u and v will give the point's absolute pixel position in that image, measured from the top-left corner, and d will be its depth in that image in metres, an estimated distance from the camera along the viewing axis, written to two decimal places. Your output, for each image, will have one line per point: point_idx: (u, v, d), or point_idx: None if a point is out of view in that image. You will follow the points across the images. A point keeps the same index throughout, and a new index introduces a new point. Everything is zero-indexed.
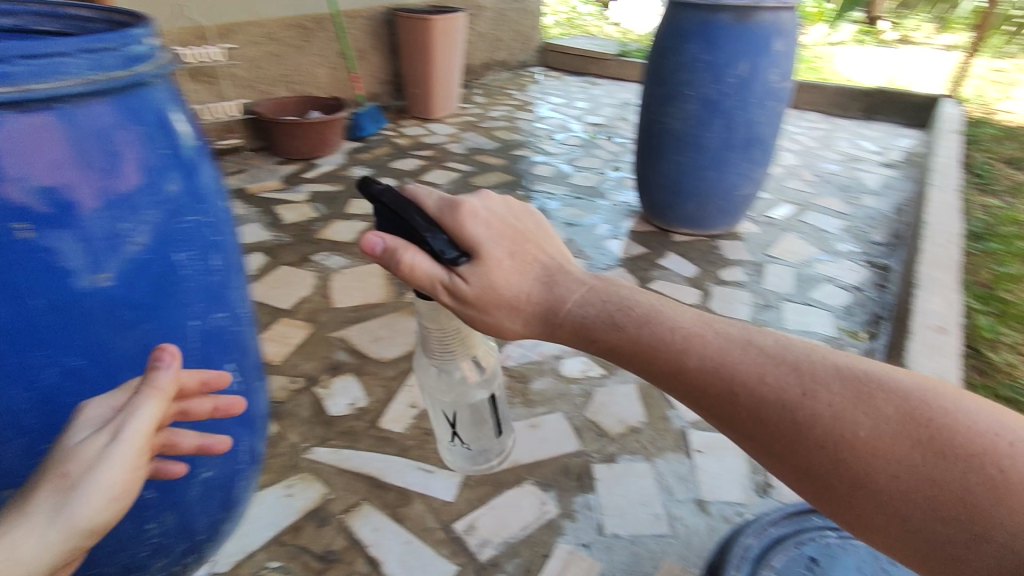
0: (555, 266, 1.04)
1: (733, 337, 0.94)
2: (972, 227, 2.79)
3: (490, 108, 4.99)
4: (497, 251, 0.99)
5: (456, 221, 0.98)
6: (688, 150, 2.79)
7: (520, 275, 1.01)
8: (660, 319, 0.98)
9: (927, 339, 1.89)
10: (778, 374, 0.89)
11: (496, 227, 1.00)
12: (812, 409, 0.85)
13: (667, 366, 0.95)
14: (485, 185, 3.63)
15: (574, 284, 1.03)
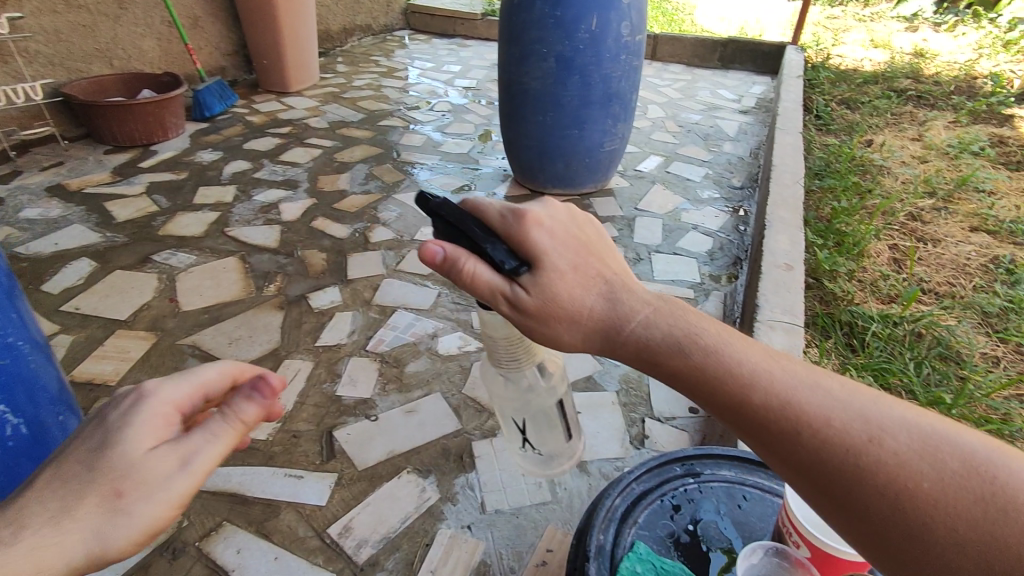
0: (621, 284, 0.90)
1: (794, 375, 0.79)
2: (814, 166, 3.00)
3: (354, 77, 4.70)
4: (561, 262, 0.88)
5: (524, 229, 0.89)
6: (548, 110, 2.76)
7: (581, 292, 0.89)
8: (717, 345, 0.83)
9: (775, 276, 2.00)
10: (838, 407, 0.74)
11: (562, 239, 0.90)
12: (871, 447, 0.71)
13: (717, 394, 0.80)
14: (352, 160, 3.41)
15: (637, 308, 0.88)
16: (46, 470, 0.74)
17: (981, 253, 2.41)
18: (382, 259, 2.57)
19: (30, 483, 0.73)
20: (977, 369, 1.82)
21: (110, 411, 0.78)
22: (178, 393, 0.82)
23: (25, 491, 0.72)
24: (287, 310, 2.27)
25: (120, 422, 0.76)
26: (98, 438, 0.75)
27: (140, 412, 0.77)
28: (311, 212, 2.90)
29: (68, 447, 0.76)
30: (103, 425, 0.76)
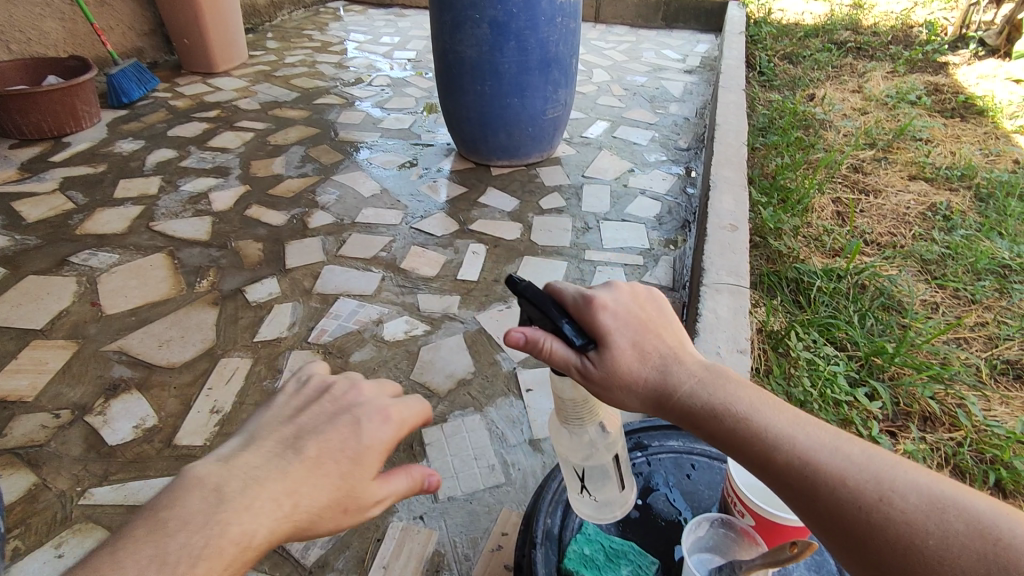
0: (671, 350, 0.85)
1: (819, 436, 0.74)
2: (758, 123, 2.99)
3: (285, 53, 4.46)
4: (619, 333, 0.84)
5: (590, 304, 0.85)
6: (487, 79, 2.66)
7: (638, 362, 0.83)
8: (748, 407, 0.78)
9: (721, 237, 1.98)
10: (853, 467, 0.70)
11: (623, 315, 0.86)
12: (881, 507, 0.67)
13: (744, 454, 0.77)
14: (287, 142, 3.24)
15: (681, 373, 0.83)
16: (300, 441, 0.76)
17: (919, 201, 2.44)
18: (322, 245, 2.46)
19: (284, 446, 0.75)
20: (918, 316, 1.85)
21: (368, 416, 0.80)
22: (412, 419, 0.84)
23: (278, 455, 0.74)
24: (222, 305, 2.15)
25: (371, 440, 0.79)
26: (350, 443, 0.77)
27: (384, 434, 0.80)
28: (245, 199, 2.75)
29: (320, 427, 0.78)
30: (357, 431, 0.78)
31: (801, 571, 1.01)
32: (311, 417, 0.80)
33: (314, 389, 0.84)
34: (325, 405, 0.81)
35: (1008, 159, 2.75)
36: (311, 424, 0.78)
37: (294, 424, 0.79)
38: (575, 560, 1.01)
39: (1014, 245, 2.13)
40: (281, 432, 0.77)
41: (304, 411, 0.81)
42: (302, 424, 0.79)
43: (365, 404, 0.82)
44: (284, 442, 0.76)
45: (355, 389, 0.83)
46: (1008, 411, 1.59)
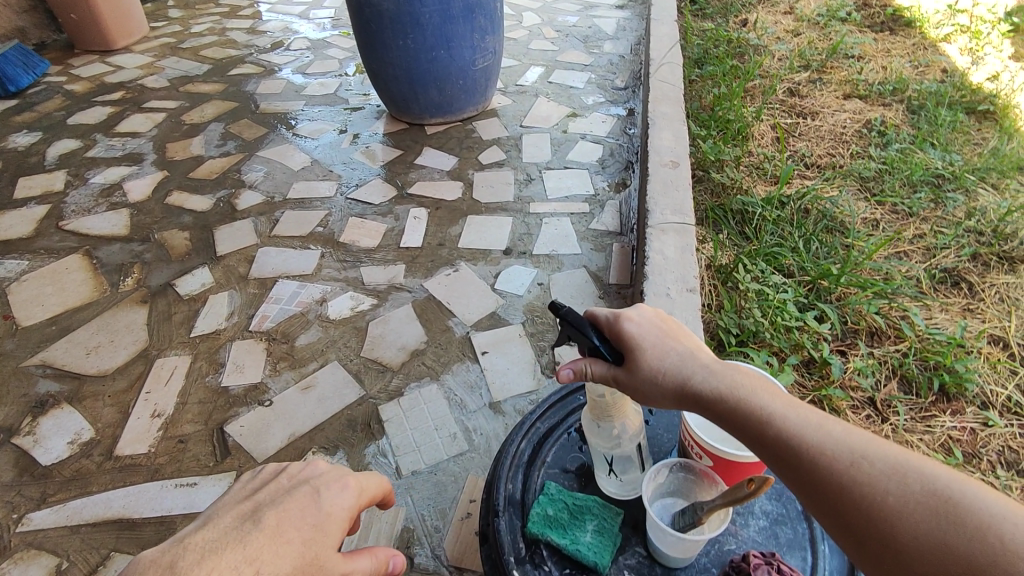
0: (686, 348, 0.85)
1: (806, 414, 0.73)
2: (693, 54, 2.92)
3: (191, 21, 4.12)
4: (642, 338, 0.86)
5: (618, 320, 0.89)
6: (409, 32, 2.49)
7: (662, 362, 0.84)
8: (749, 390, 0.77)
9: (662, 175, 1.94)
10: (833, 439, 0.69)
11: (648, 327, 0.88)
12: (852, 472, 0.66)
13: (739, 432, 0.76)
14: (203, 120, 3.01)
15: (696, 367, 0.82)
16: (259, 513, 0.69)
17: (855, 119, 2.45)
18: (253, 226, 2.31)
19: (240, 520, 0.68)
20: (860, 236, 1.86)
21: (327, 484, 0.76)
22: (371, 490, 0.81)
23: (235, 528, 0.66)
24: (151, 302, 2.01)
25: (333, 507, 0.74)
26: (311, 511, 0.71)
27: (346, 501, 0.75)
28: (164, 186, 2.56)
29: (278, 499, 0.72)
30: (317, 498, 0.73)
31: (762, 502, 1.01)
32: (268, 494, 0.73)
33: (270, 472, 0.79)
34: (280, 481, 0.76)
35: (936, 68, 2.77)
36: (269, 498, 0.72)
37: (250, 502, 0.72)
38: (539, 523, 0.98)
39: (946, 154, 2.17)
40: (236, 510, 0.70)
41: (260, 490, 0.75)
42: (260, 500, 0.72)
43: (325, 477, 0.77)
44: (240, 518, 0.68)
45: (310, 463, 0.79)
46: (948, 317, 1.63)
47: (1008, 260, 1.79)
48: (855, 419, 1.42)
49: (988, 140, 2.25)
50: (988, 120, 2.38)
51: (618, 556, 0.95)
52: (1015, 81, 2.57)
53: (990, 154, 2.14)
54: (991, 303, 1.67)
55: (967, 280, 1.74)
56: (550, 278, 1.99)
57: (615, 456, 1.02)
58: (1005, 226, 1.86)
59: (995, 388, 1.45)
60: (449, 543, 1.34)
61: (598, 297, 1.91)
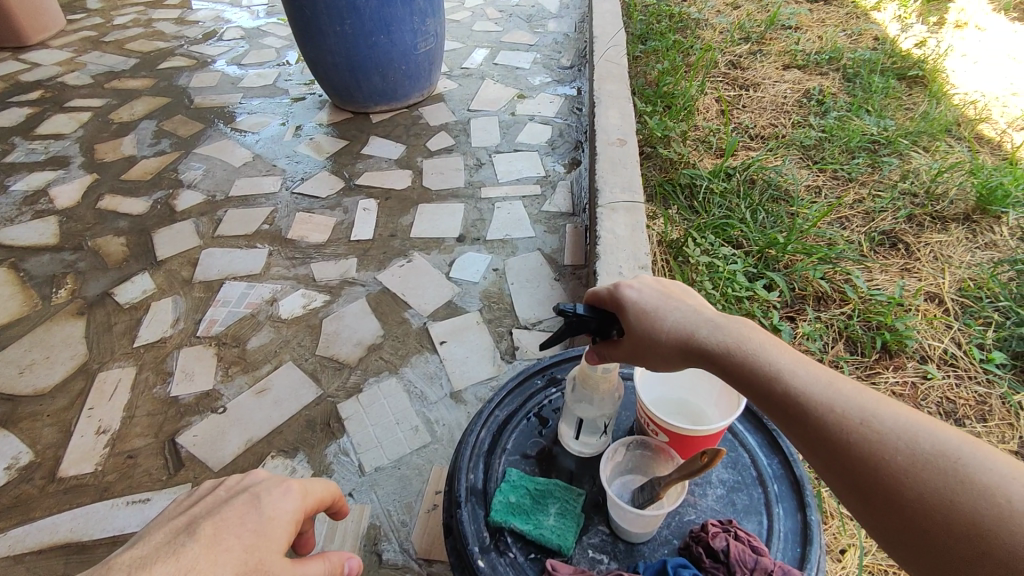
0: (692, 309, 0.86)
1: (817, 374, 0.73)
2: (636, 30, 2.92)
3: (113, 13, 3.89)
4: (644, 301, 0.89)
5: (614, 289, 0.92)
6: (345, 17, 2.40)
7: (663, 319, 0.85)
8: (754, 345, 0.77)
9: (610, 154, 1.94)
10: (842, 396, 0.69)
11: (649, 292, 0.90)
12: (859, 429, 0.65)
13: (747, 388, 0.76)
14: (133, 117, 2.86)
15: (699, 322, 0.83)
16: (193, 525, 0.66)
17: (795, 90, 2.50)
18: (194, 228, 2.22)
19: (175, 533, 0.65)
20: (803, 203, 1.91)
21: (268, 489, 0.73)
22: (316, 494, 0.79)
23: (167, 542, 0.63)
24: (89, 314, 1.90)
25: (275, 511, 0.71)
26: (251, 518, 0.69)
27: (290, 504, 0.73)
28: (94, 190, 2.42)
29: (215, 510, 0.69)
30: (258, 504, 0.71)
31: (719, 471, 1.04)
32: (203, 507, 0.70)
33: (206, 489, 0.76)
34: (217, 495, 0.73)
35: (869, 36, 2.84)
36: (205, 511, 0.69)
37: (184, 516, 0.69)
38: (501, 511, 0.98)
39: (880, 120, 2.24)
40: (170, 526, 0.67)
41: (195, 505, 0.71)
42: (195, 513, 0.69)
43: (267, 484, 0.75)
44: (173, 532, 0.65)
45: (250, 473, 0.77)
46: (888, 278, 1.70)
47: (940, 219, 1.87)
48: None
49: (919, 105, 2.33)
50: (917, 85, 2.46)
51: (581, 536, 0.96)
52: (941, 46, 2.67)
53: (921, 118, 2.21)
54: (927, 262, 1.74)
55: (904, 241, 1.81)
56: (504, 263, 1.98)
57: (585, 422, 1.04)
58: (936, 186, 1.94)
59: (932, 342, 1.52)
60: (417, 536, 1.33)
61: (554, 279, 1.91)
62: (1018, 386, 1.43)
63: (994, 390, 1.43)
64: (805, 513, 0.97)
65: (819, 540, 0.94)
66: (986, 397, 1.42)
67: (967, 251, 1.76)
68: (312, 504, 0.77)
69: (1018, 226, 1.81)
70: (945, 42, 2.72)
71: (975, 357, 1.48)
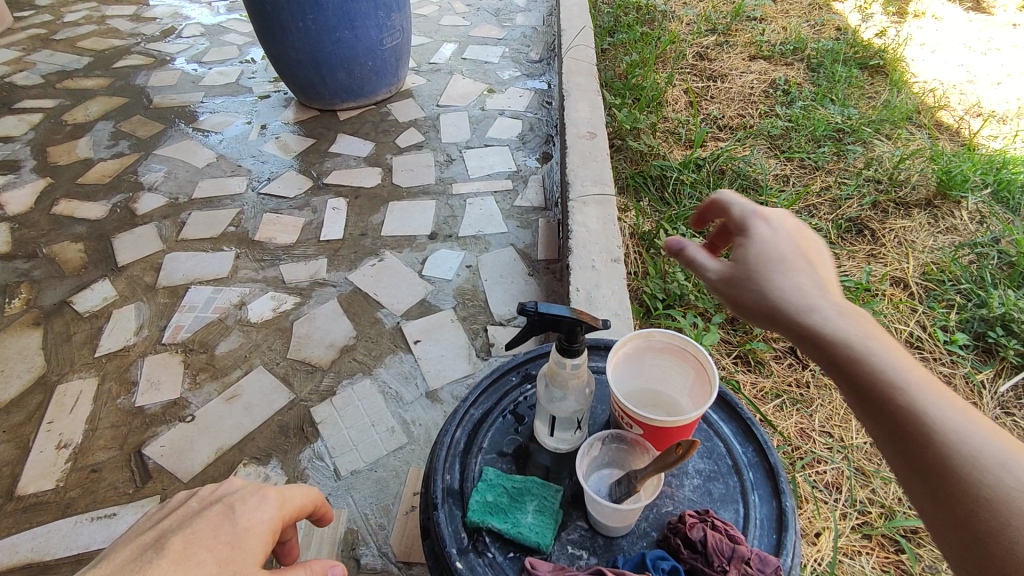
0: (818, 277, 0.74)
1: (944, 397, 0.61)
2: (604, 23, 2.91)
3: (63, 10, 3.74)
4: (770, 247, 0.77)
5: (749, 218, 0.82)
6: (308, 12, 2.35)
7: (772, 276, 0.74)
8: (875, 337, 0.66)
9: (580, 147, 1.94)
10: (970, 428, 0.58)
11: (783, 242, 0.78)
12: (985, 472, 0.55)
13: (849, 385, 0.65)
14: (88, 118, 2.76)
15: (817, 293, 0.72)
16: (163, 539, 0.63)
17: (761, 80, 2.53)
18: (157, 231, 2.15)
19: (140, 549, 0.61)
20: (772, 192, 1.93)
21: (243, 499, 0.71)
22: (294, 501, 0.77)
23: (135, 556, 0.59)
24: (46, 324, 1.83)
25: (250, 522, 0.69)
26: (224, 529, 0.67)
27: (266, 514, 0.71)
28: (49, 195, 2.33)
29: (185, 523, 0.66)
30: (231, 516, 0.68)
31: (695, 461, 1.04)
32: (172, 520, 0.67)
33: (178, 499, 0.72)
34: (189, 505, 0.70)
35: (831, 26, 2.89)
36: (175, 523, 0.66)
37: (152, 530, 0.65)
38: (479, 510, 0.96)
39: (844, 109, 2.27)
40: (137, 540, 0.63)
41: (165, 517, 0.68)
42: (164, 526, 0.66)
43: (243, 492, 0.72)
44: (141, 545, 0.61)
45: (225, 482, 0.74)
46: (855, 264, 1.73)
47: (903, 205, 1.91)
48: (778, 369, 1.49)
49: (881, 93, 2.38)
50: (879, 74, 2.51)
51: (560, 533, 0.96)
52: (900, 36, 2.73)
53: (883, 106, 2.26)
54: (892, 247, 1.77)
55: (869, 228, 1.84)
56: (477, 259, 1.96)
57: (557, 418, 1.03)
58: (899, 173, 1.98)
59: (900, 326, 1.55)
60: (395, 539, 1.30)
61: (527, 275, 1.90)
62: (980, 366, 1.47)
63: (958, 370, 1.46)
64: (779, 499, 0.97)
65: (795, 525, 0.95)
66: (951, 377, 1.45)
67: (930, 235, 1.80)
68: (289, 513, 0.75)
69: (977, 210, 1.85)
70: (904, 32, 2.78)
71: (940, 339, 1.51)
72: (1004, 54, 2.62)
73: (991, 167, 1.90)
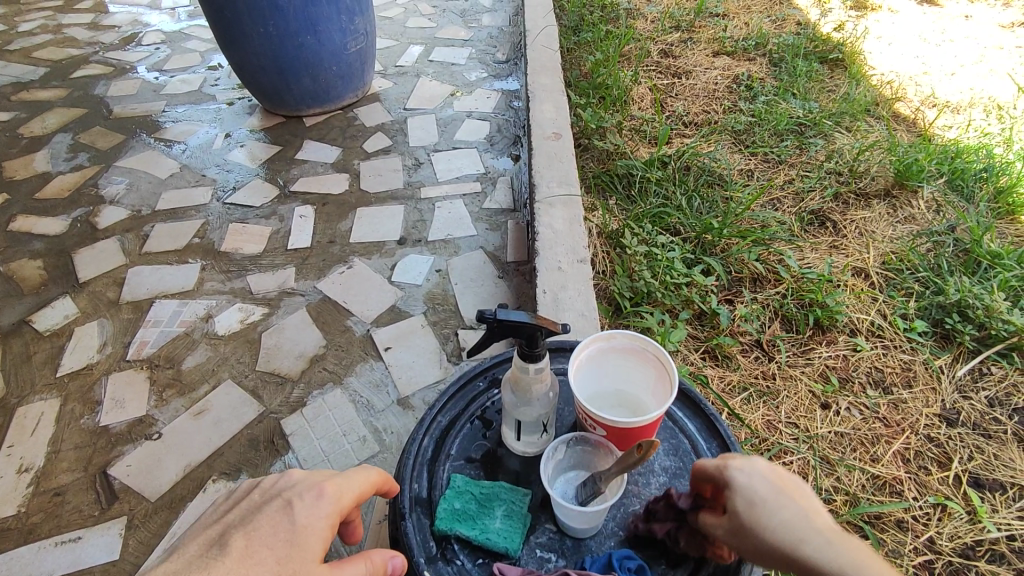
0: (804, 515, 0.66)
1: None
2: (569, 22, 2.92)
3: (17, 19, 3.64)
4: (748, 491, 0.70)
5: (721, 463, 0.75)
6: (269, 17, 2.32)
7: (767, 523, 0.67)
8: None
9: (546, 148, 1.95)
10: None
11: (759, 480, 0.71)
12: None
13: None
14: (45, 131, 2.69)
15: (812, 531, 0.65)
16: (225, 536, 0.63)
17: (725, 76, 2.56)
18: (119, 245, 2.10)
19: (205, 548, 0.62)
20: (737, 187, 1.95)
21: (300, 494, 0.69)
22: (354, 490, 0.74)
23: (199, 556, 0.60)
24: (4, 345, 1.78)
25: (309, 519, 0.68)
26: (283, 528, 0.66)
27: (324, 509, 0.69)
28: (6, 211, 2.27)
29: (248, 518, 0.66)
30: (290, 513, 0.67)
31: (660, 459, 1.05)
32: (237, 515, 0.67)
33: (244, 488, 0.72)
34: (252, 498, 0.70)
35: (792, 21, 2.93)
36: (238, 518, 0.66)
37: (218, 524, 0.66)
38: (447, 518, 0.96)
39: (805, 102, 2.31)
40: (203, 535, 0.64)
41: (229, 510, 0.68)
42: (229, 521, 0.66)
43: (302, 487, 0.70)
44: (205, 543, 0.62)
45: (285, 473, 0.72)
46: (818, 256, 1.76)
47: (863, 196, 1.95)
48: (745, 362, 1.52)
49: (840, 86, 2.42)
50: (838, 67, 2.55)
51: (529, 536, 0.96)
52: (858, 30, 2.78)
53: (842, 100, 2.30)
54: (853, 238, 1.81)
55: (831, 219, 1.88)
56: (447, 263, 1.95)
57: (523, 422, 1.03)
58: (859, 164, 2.02)
59: (861, 315, 1.58)
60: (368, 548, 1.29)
61: (497, 277, 1.90)
62: (939, 352, 1.51)
63: (918, 357, 1.50)
64: None
65: None
66: (910, 363, 1.48)
67: (889, 225, 1.84)
68: (350, 504, 0.73)
69: (933, 199, 1.89)
70: (862, 26, 2.84)
71: (900, 326, 1.54)
72: (958, 45, 2.68)
73: (945, 157, 1.95)
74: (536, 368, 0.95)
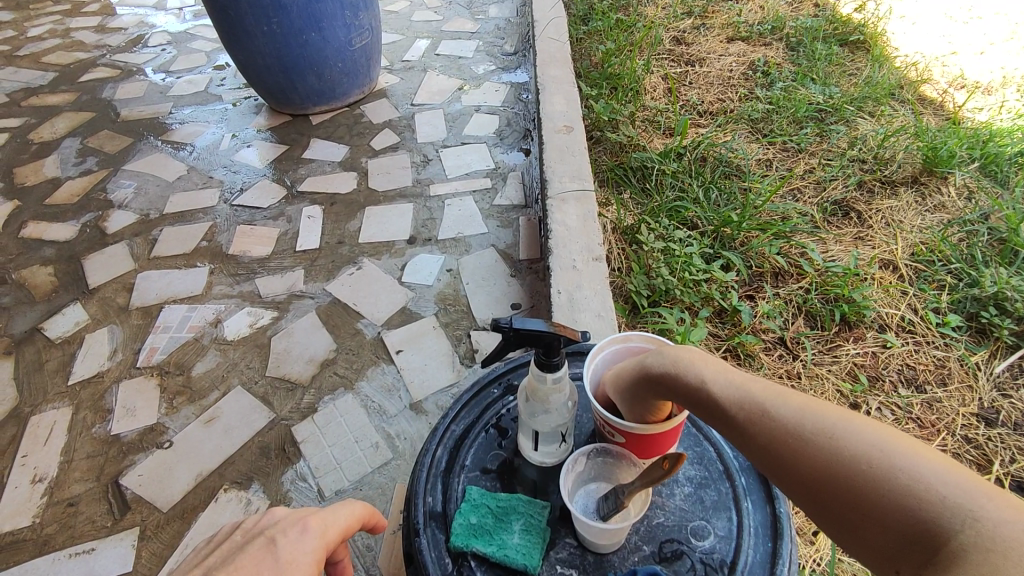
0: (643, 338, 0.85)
1: (732, 384, 0.70)
2: (578, 11, 2.85)
3: (26, 24, 3.64)
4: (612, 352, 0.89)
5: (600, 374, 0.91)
6: (272, 15, 2.27)
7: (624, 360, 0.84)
8: (688, 357, 0.75)
9: (557, 143, 1.89)
10: (755, 404, 0.67)
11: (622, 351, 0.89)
12: (784, 437, 0.64)
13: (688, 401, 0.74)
14: (55, 136, 2.68)
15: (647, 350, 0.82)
16: None
17: (740, 62, 2.48)
18: (128, 250, 2.08)
19: None
20: (755, 178, 1.88)
21: (284, 530, 0.66)
22: (339, 524, 0.71)
23: None
24: (17, 353, 1.77)
25: (294, 554, 0.64)
26: (267, 564, 0.62)
27: (309, 543, 0.66)
28: (17, 218, 2.26)
29: (230, 559, 0.63)
30: (273, 549, 0.64)
31: (684, 468, 1.00)
32: (217, 559, 0.64)
33: (225, 533, 0.69)
34: (234, 540, 0.67)
35: (809, 3, 2.84)
36: (219, 560, 0.63)
37: (198, 569, 0.62)
38: (462, 534, 0.92)
39: (825, 88, 2.23)
40: None
41: (212, 554, 0.65)
42: (209, 564, 0.63)
43: (284, 523, 0.67)
44: None
45: (268, 511, 0.69)
46: (843, 248, 1.69)
47: (890, 183, 1.87)
48: (768, 361, 1.46)
49: (862, 69, 2.34)
50: (860, 50, 2.46)
51: (549, 552, 0.91)
52: (879, 10, 2.68)
53: (865, 84, 2.21)
54: (879, 229, 1.74)
55: (856, 210, 1.81)
56: (457, 262, 1.91)
57: (541, 432, 0.98)
58: (884, 151, 1.94)
59: (890, 310, 1.52)
60: (383, 560, 1.24)
61: (509, 276, 1.85)
62: (974, 348, 1.44)
63: (951, 353, 1.43)
64: (773, 505, 0.94)
65: (790, 532, 0.91)
66: (945, 360, 1.42)
67: (917, 214, 1.76)
68: (336, 539, 0.70)
69: (965, 185, 1.81)
70: (884, 5, 2.73)
71: (932, 321, 1.48)
72: (986, 22, 2.57)
73: (976, 141, 1.87)
74: (551, 375, 0.90)
